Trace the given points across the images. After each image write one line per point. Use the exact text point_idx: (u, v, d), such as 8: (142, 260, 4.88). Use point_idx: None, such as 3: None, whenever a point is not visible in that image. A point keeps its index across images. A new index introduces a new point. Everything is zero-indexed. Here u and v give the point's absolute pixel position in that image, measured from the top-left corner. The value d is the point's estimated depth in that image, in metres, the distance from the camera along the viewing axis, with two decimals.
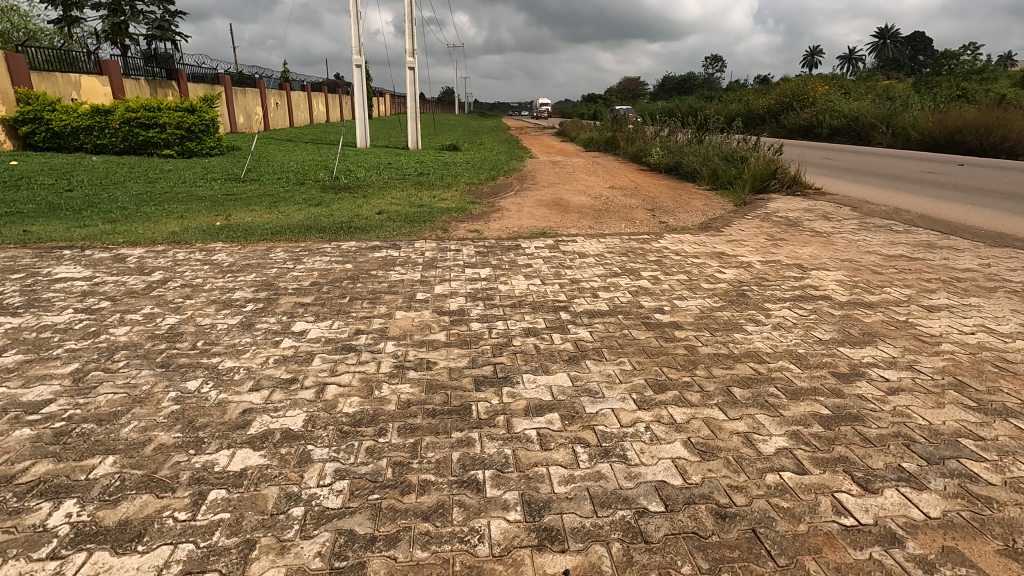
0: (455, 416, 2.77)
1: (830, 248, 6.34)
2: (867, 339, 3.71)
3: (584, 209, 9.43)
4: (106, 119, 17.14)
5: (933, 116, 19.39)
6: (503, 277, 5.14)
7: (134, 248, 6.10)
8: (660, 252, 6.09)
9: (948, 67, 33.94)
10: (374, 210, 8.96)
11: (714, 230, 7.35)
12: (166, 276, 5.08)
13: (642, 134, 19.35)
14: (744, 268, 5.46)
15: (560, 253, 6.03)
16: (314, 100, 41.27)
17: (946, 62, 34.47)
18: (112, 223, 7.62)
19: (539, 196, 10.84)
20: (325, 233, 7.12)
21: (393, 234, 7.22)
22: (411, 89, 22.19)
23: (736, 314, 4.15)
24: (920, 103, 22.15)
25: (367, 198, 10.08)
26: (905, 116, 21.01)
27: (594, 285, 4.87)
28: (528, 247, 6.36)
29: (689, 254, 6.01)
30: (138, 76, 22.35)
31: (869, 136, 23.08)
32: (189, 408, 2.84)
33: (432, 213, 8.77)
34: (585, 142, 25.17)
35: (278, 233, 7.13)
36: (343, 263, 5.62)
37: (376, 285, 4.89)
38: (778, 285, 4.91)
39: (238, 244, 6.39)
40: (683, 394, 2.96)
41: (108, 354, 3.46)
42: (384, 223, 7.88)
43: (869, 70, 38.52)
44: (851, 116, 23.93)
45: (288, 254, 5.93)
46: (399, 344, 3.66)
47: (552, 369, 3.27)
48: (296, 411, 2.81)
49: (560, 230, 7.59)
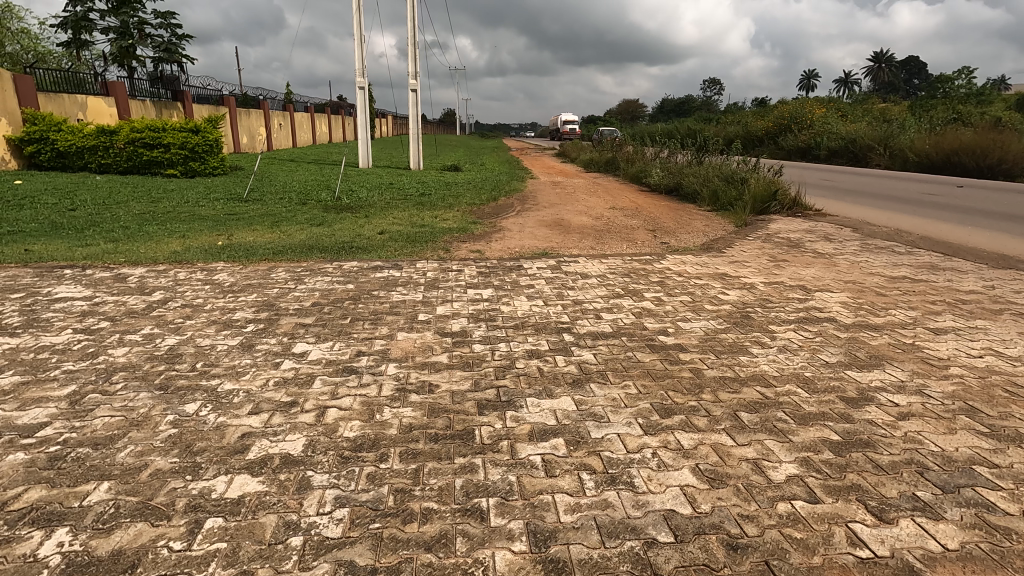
0: (458, 441, 2.72)
1: (832, 269, 6.33)
2: (874, 362, 3.66)
3: (585, 229, 9.47)
4: (111, 139, 17.39)
5: (929, 138, 19.69)
6: (505, 298, 5.11)
7: (135, 268, 6.10)
8: (662, 273, 6.07)
9: (942, 90, 34.62)
10: (376, 229, 9.02)
11: (716, 251, 7.36)
12: (167, 296, 5.06)
13: (642, 155, 19.58)
14: (747, 289, 5.45)
15: (562, 274, 6.02)
16: (317, 120, 41.74)
17: (940, 86, 35.14)
18: (115, 243, 7.65)
19: (540, 216, 10.90)
20: (327, 253, 7.14)
21: (395, 254, 7.22)
22: (414, 110, 22.52)
23: (741, 336, 4.12)
24: (915, 125, 22.49)
25: (369, 217, 10.15)
26: (902, 138, 21.31)
27: (597, 306, 4.84)
28: (530, 267, 6.35)
29: (691, 275, 6.00)
30: (144, 98, 22.75)
31: (867, 157, 23.38)
32: (187, 432, 2.79)
33: (435, 233, 8.81)
34: (586, 162, 25.43)
35: (278, 253, 7.10)
36: (345, 283, 5.62)
37: (378, 305, 4.87)
38: (782, 307, 4.89)
39: (239, 264, 6.39)
40: (689, 419, 2.91)
41: (105, 376, 3.42)
42: (386, 243, 7.93)
43: (865, 93, 39.19)
44: (848, 138, 24.29)
45: (290, 274, 5.93)
46: (401, 366, 3.61)
47: (556, 393, 3.21)
48: (297, 435, 2.77)
49: (562, 251, 7.61)
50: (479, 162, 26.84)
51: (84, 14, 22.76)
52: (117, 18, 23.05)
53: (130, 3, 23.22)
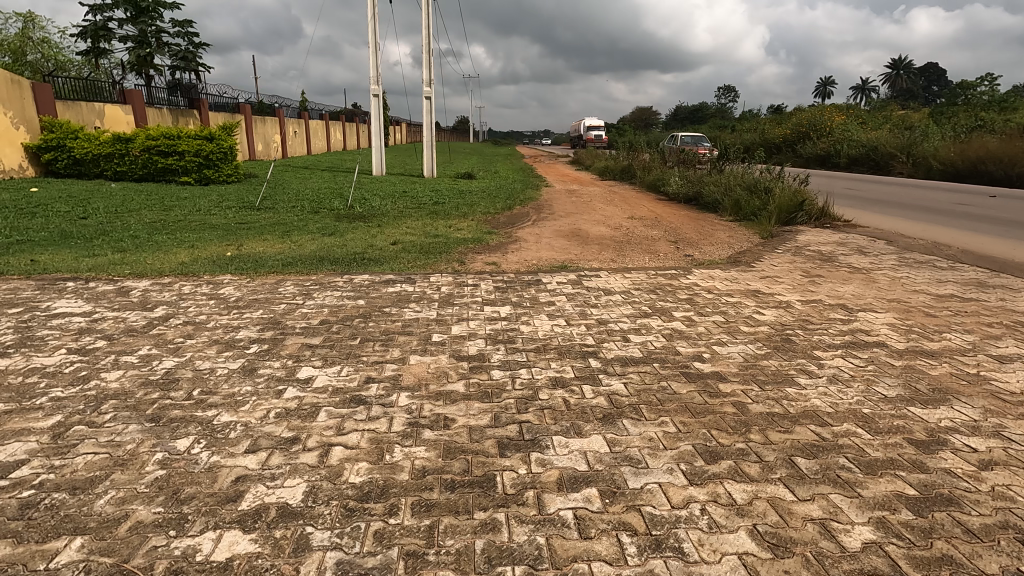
0: (477, 490, 2.40)
1: (872, 286, 5.93)
2: (940, 397, 3.28)
3: (604, 240, 9.15)
4: (127, 147, 17.43)
5: (953, 146, 19.19)
6: (524, 316, 4.80)
7: (140, 280, 5.89)
8: (690, 289, 5.73)
9: (964, 97, 33.98)
10: (388, 239, 8.79)
11: (745, 265, 6.97)
12: (169, 312, 4.81)
13: (659, 164, 19.24)
14: (783, 308, 5.08)
15: (584, 289, 5.70)
16: (331, 128, 41.96)
17: (962, 93, 34.51)
18: (122, 253, 7.48)
19: (557, 226, 10.61)
20: (338, 265, 6.89)
21: (408, 266, 6.94)
22: (428, 118, 22.41)
23: (784, 364, 3.75)
24: (939, 133, 21.98)
25: (381, 226, 9.94)
26: (926, 146, 20.81)
27: (624, 326, 4.51)
28: (549, 282, 6.04)
29: (722, 291, 5.64)
30: (160, 106, 22.92)
31: (888, 166, 22.86)
32: (176, 474, 2.51)
33: (449, 244, 8.54)
34: (601, 170, 25.15)
35: (286, 265, 6.85)
36: (355, 299, 5.35)
37: (389, 324, 4.57)
38: (825, 329, 4.52)
39: (247, 276, 6.16)
40: (739, 465, 2.57)
41: (94, 405, 3.14)
42: (399, 254, 7.69)
43: (883, 101, 38.67)
44: (868, 145, 23.79)
45: (299, 288, 5.68)
46: (413, 396, 3.29)
47: (586, 431, 2.88)
48: (296, 480, 2.47)
49: (581, 263, 7.30)
50: (493, 170, 26.69)
51: (104, 23, 22.97)
52: (136, 27, 23.24)
53: (149, 12, 23.40)
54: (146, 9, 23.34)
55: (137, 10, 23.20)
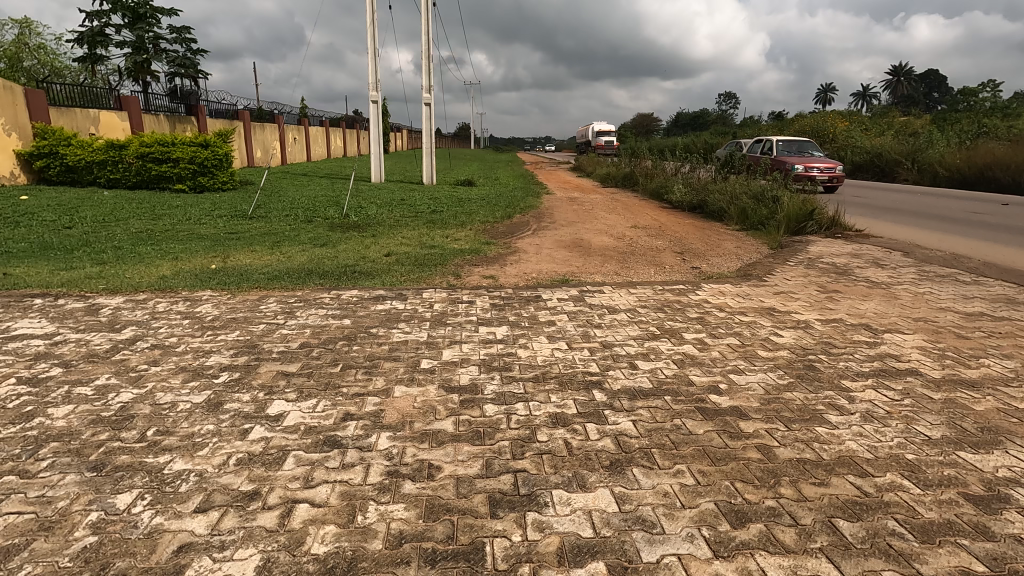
0: (463, 564, 2.02)
1: (895, 303, 5.55)
2: (992, 439, 2.89)
3: (607, 251, 8.80)
4: (121, 154, 17.14)
5: (960, 153, 18.89)
6: (522, 338, 4.43)
7: (113, 297, 5.53)
8: (700, 306, 5.35)
9: (967, 103, 33.75)
10: (382, 250, 8.45)
11: (756, 279, 6.60)
12: (137, 334, 4.44)
13: (662, 171, 18.94)
14: (802, 329, 4.70)
15: (586, 307, 5.33)
16: (331, 135, 41.78)
17: (964, 99, 34.29)
18: (102, 266, 7.14)
19: (558, 236, 10.26)
20: (326, 279, 6.55)
21: (401, 280, 6.60)
22: (428, 124, 22.14)
23: (811, 398, 3.37)
24: (944, 140, 21.69)
25: (376, 236, 9.60)
26: (931, 153, 20.52)
27: (631, 351, 4.13)
28: (550, 298, 5.68)
29: (734, 309, 5.27)
30: (157, 113, 22.71)
31: (893, 172, 22.55)
32: (108, 543, 2.13)
33: (445, 256, 8.19)
34: (602, 177, 24.87)
35: (271, 278, 6.52)
36: (341, 318, 4.99)
37: (375, 348, 4.20)
38: (850, 353, 4.13)
39: (228, 292, 5.80)
40: (771, 531, 2.18)
41: (33, 449, 2.77)
42: (392, 266, 7.35)
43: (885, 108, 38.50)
44: (873, 152, 23.50)
45: (282, 305, 5.31)
46: (395, 437, 2.91)
47: (591, 483, 2.50)
48: (249, 550, 2.09)
49: (583, 277, 6.94)
50: (493, 176, 26.42)
51: (100, 29, 22.75)
52: (133, 34, 23.03)
53: (146, 18, 23.19)
54: (143, 15, 23.13)
55: (134, 16, 22.99)
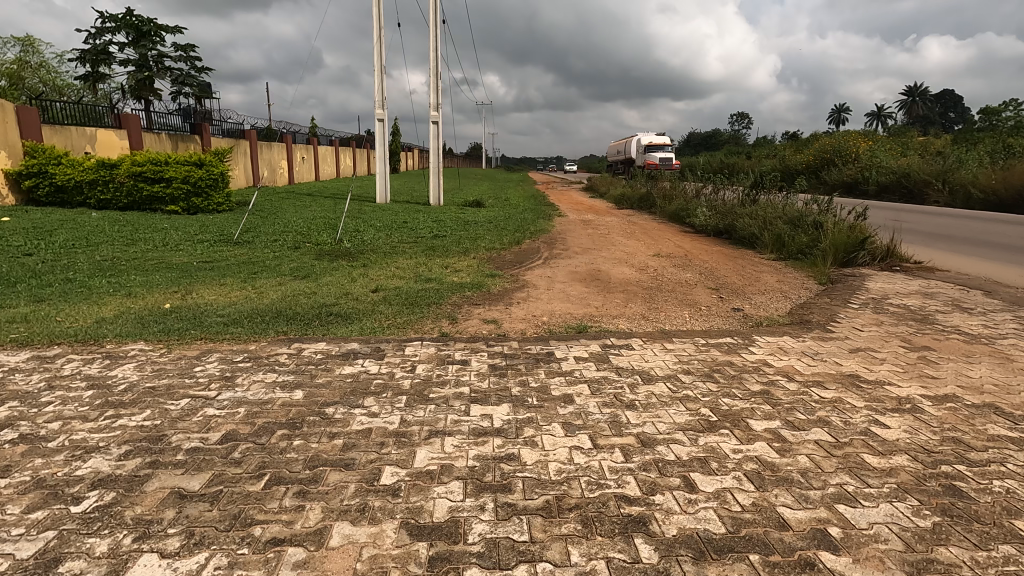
0: None
1: (1013, 368, 4.29)
2: None
3: (629, 286, 7.64)
4: (112, 173, 16.36)
5: (996, 174, 17.76)
6: (530, 427, 3.24)
7: (20, 352, 4.47)
8: (761, 372, 4.14)
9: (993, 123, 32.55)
10: (369, 285, 7.35)
11: (818, 328, 5.39)
12: (13, 416, 3.32)
13: (682, 192, 17.82)
14: (911, 413, 3.46)
15: (612, 371, 4.15)
16: (341, 154, 41.36)
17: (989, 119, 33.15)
18: (37, 304, 6.12)
19: (572, 266, 9.12)
20: (294, 323, 5.48)
21: (382, 326, 5.49)
22: (436, 144, 21.29)
23: (984, 564, 2.12)
24: (977, 160, 20.51)
25: (365, 267, 8.51)
26: (963, 174, 19.40)
27: (683, 455, 2.92)
28: (565, 356, 4.51)
29: (806, 377, 4.05)
30: (159, 131, 22.11)
31: (923, 194, 21.28)
32: None
33: (440, 292, 7.07)
34: (617, 198, 23.85)
35: (229, 323, 5.47)
36: (294, 387, 3.84)
37: (325, 444, 3.04)
38: (1000, 461, 2.88)
39: (165, 343, 4.71)
40: None
41: None
42: (376, 307, 6.24)
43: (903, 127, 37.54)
44: (900, 172, 22.33)
45: (224, 367, 4.17)
46: None
47: None
48: None
49: (603, 322, 5.77)
50: (504, 197, 25.50)
51: (103, 47, 22.30)
52: (136, 51, 22.57)
53: (150, 36, 22.73)
54: (147, 32, 22.69)
55: (138, 34, 22.56)
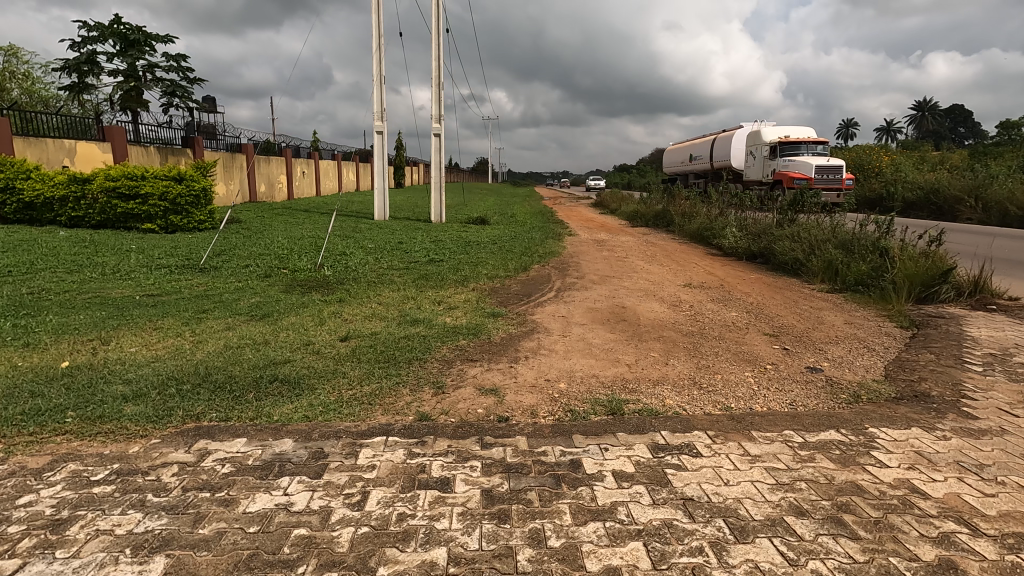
0: None
1: None
2: None
3: (665, 331, 6.12)
4: (83, 188, 15.03)
5: None
6: None
7: None
8: (918, 513, 2.58)
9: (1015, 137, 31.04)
10: (337, 330, 5.89)
11: (948, 409, 3.84)
12: None
13: (703, 210, 16.35)
14: None
15: (679, 507, 2.62)
16: (343, 169, 40.28)
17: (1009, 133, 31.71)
18: None
19: (590, 301, 7.60)
20: (218, 397, 4.02)
21: (338, 402, 4.02)
22: (437, 158, 19.97)
23: None
24: (1016, 175, 19.00)
25: (340, 303, 7.06)
26: (999, 189, 17.91)
27: None
28: (598, 470, 2.97)
29: (995, 524, 2.50)
30: (147, 144, 20.92)
31: (954, 211, 19.78)
32: None
33: (426, 341, 5.60)
34: (629, 216, 22.48)
35: (132, 397, 4.01)
36: (160, 545, 2.34)
37: None
38: None
39: (12, 441, 3.25)
40: None
41: None
42: (338, 367, 4.77)
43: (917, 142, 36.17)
44: (929, 188, 20.84)
45: (68, 495, 2.69)
46: None
47: None
48: None
49: (641, 395, 4.25)
50: (509, 213, 24.17)
51: (89, 56, 21.23)
52: (124, 61, 21.49)
53: (139, 45, 21.68)
54: (135, 42, 21.64)
55: (125, 43, 21.49)
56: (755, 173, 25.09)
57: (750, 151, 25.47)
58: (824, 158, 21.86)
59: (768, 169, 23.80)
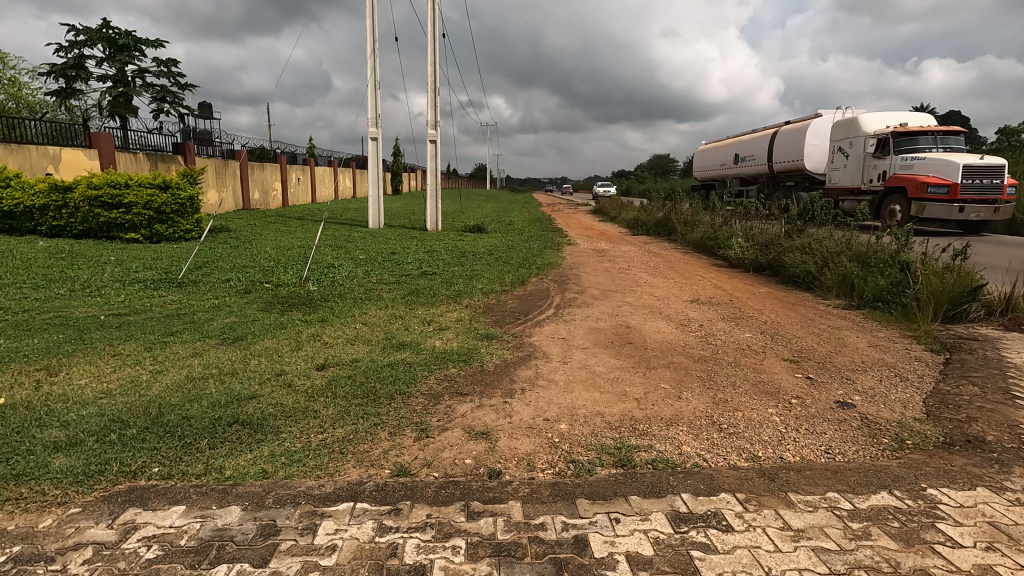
0: None
1: None
2: None
3: (674, 357, 5.60)
4: (65, 197, 14.48)
5: None
6: None
7: None
8: None
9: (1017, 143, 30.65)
10: (314, 357, 5.34)
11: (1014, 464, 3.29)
12: None
13: (706, 219, 15.87)
14: None
15: None
16: (340, 175, 39.86)
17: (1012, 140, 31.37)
18: None
19: (591, 320, 7.08)
20: (165, 445, 3.47)
21: (304, 452, 3.48)
22: (433, 165, 19.49)
23: None
24: None
25: (321, 324, 6.53)
26: None
27: None
28: (607, 553, 2.44)
29: None
30: (135, 150, 20.40)
31: None
32: None
33: (412, 369, 5.06)
34: (629, 224, 22.03)
35: (64, 446, 3.45)
36: None
37: None
38: None
39: None
40: None
41: None
42: (310, 404, 4.23)
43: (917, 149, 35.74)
44: None
45: None
46: None
47: None
48: None
49: (652, 441, 3.71)
50: (506, 221, 23.70)
51: (77, 61, 20.75)
52: (113, 66, 21.02)
53: (128, 50, 21.22)
54: (125, 46, 21.18)
55: (114, 48, 21.03)
56: (849, 178, 18.53)
57: (839, 146, 18.97)
58: (970, 155, 15.18)
59: (871, 172, 17.38)
